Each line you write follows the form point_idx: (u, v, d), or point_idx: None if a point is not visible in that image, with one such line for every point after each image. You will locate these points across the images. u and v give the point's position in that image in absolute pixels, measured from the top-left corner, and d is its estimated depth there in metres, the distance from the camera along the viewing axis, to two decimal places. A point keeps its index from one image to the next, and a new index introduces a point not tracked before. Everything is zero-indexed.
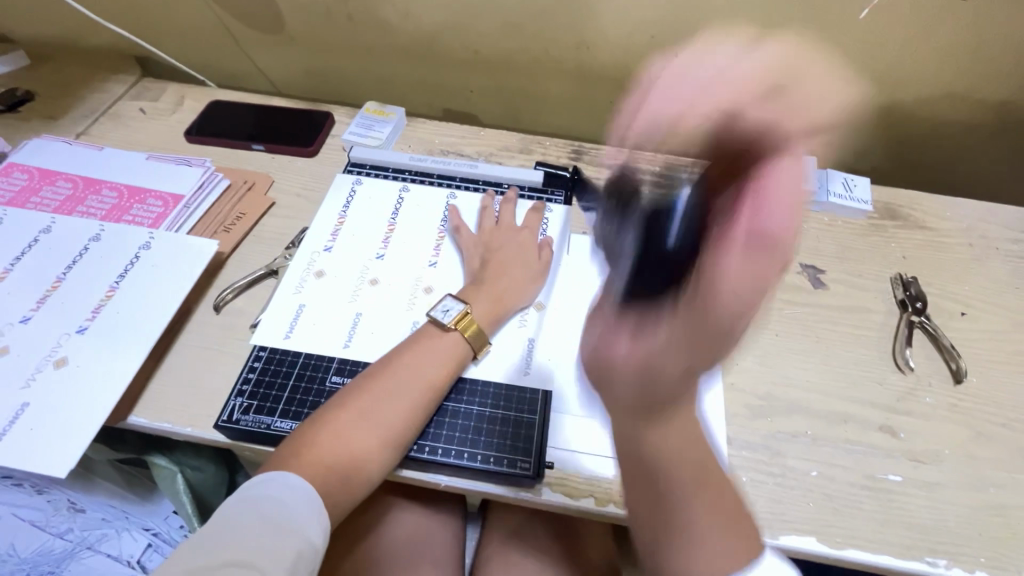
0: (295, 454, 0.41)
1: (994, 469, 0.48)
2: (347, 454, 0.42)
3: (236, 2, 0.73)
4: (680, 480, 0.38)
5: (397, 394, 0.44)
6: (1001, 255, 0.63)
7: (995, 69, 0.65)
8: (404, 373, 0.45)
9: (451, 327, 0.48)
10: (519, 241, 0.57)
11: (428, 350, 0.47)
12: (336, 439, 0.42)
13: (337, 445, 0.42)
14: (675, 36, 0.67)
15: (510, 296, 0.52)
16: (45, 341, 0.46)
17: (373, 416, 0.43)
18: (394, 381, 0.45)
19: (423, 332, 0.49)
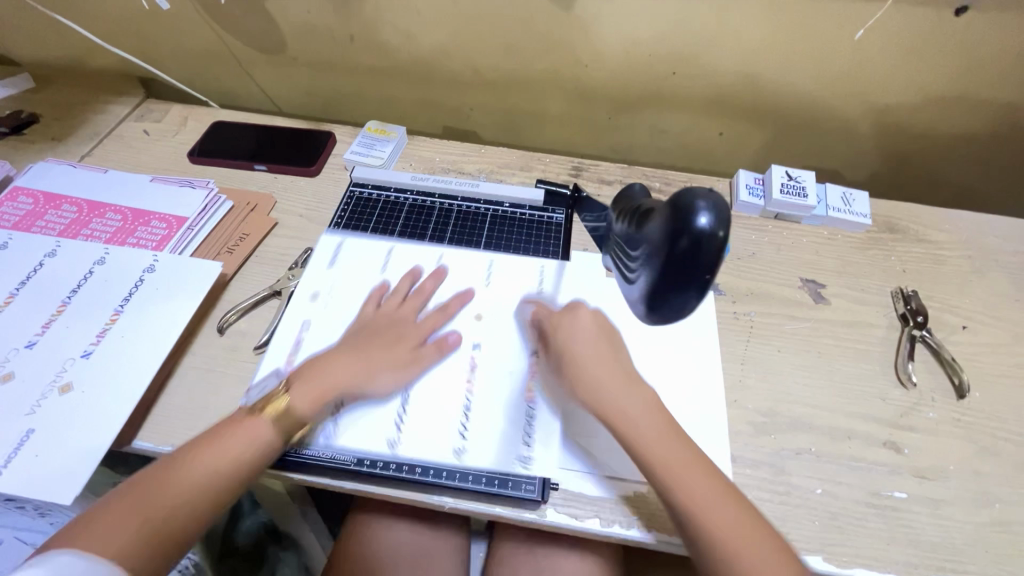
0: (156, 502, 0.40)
1: (999, 485, 0.48)
2: (156, 521, 0.39)
3: (239, 24, 0.74)
4: (700, 512, 0.40)
5: (234, 460, 0.42)
6: (1000, 267, 0.64)
7: (991, 83, 0.65)
8: (237, 434, 0.43)
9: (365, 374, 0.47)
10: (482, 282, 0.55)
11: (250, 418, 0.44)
12: (138, 500, 0.39)
13: (156, 507, 0.39)
14: (672, 55, 0.68)
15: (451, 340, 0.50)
16: (50, 366, 0.47)
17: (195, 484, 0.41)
18: (230, 444, 0.43)
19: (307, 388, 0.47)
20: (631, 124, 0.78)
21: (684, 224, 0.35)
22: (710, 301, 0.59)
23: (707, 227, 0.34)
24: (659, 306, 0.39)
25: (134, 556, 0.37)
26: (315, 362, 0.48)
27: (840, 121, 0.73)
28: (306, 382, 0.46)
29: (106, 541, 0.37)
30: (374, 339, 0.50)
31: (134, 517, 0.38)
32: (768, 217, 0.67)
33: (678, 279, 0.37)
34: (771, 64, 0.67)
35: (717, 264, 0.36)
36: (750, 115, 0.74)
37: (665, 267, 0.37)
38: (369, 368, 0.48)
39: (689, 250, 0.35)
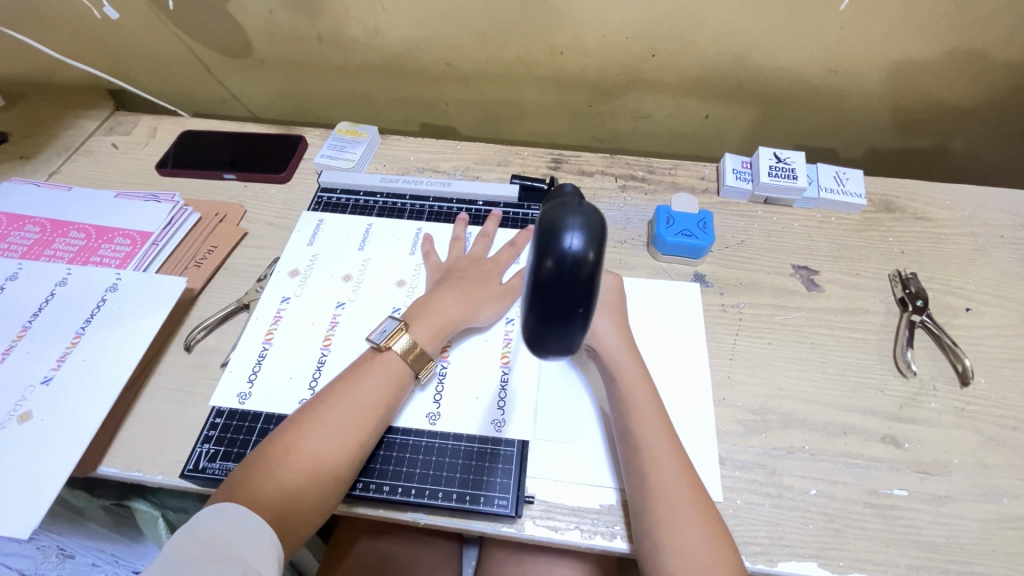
0: (237, 487, 0.38)
1: (1007, 477, 0.45)
2: (310, 477, 0.39)
3: (202, 30, 0.72)
4: (668, 513, 0.39)
5: (367, 411, 0.42)
6: (1006, 244, 0.60)
7: (992, 48, 0.61)
8: (366, 384, 0.43)
9: (387, 346, 0.46)
10: (486, 266, 0.54)
11: (383, 362, 0.45)
12: (281, 459, 0.39)
13: (301, 465, 0.39)
14: (649, 36, 0.65)
15: (459, 313, 0.49)
16: (10, 394, 0.45)
17: (335, 437, 0.41)
18: (361, 393, 0.43)
19: (366, 356, 0.46)
20: (613, 111, 0.75)
21: (548, 244, 0.27)
22: (696, 294, 0.56)
23: (576, 249, 0.26)
24: (537, 350, 0.28)
25: (290, 511, 0.38)
26: (425, 301, 0.50)
27: (832, 96, 0.69)
28: (424, 320, 0.48)
29: (264, 502, 0.38)
30: (469, 277, 0.52)
31: (279, 476, 0.39)
32: (758, 201, 0.64)
33: (550, 315, 0.27)
34: (755, 40, 0.64)
35: (593, 295, 0.27)
36: (736, 96, 0.71)
37: (535, 299, 0.27)
38: (474, 303, 0.50)
39: (553, 280, 0.26)
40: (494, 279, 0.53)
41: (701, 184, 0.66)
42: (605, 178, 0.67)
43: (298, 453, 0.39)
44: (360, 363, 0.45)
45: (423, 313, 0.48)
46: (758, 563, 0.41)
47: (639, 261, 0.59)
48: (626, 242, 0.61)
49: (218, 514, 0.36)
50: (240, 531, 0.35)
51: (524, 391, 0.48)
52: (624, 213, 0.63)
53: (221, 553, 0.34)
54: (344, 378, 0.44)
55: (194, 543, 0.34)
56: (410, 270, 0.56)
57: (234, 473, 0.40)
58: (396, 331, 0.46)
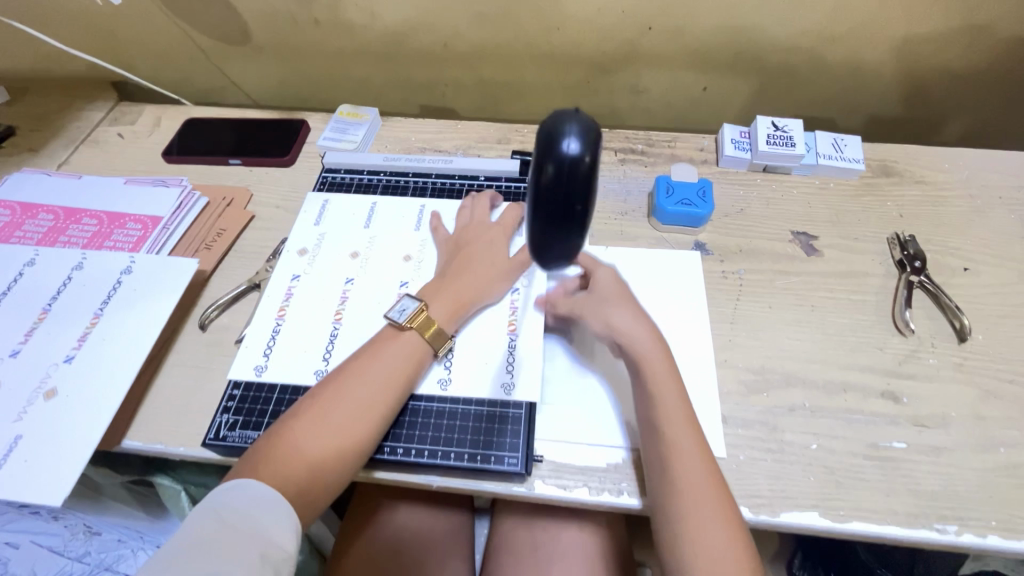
0: (263, 461, 0.40)
1: (1003, 428, 0.46)
2: (332, 452, 0.41)
3: (201, 17, 0.72)
4: (687, 488, 0.39)
5: (385, 389, 0.44)
6: (1004, 204, 0.61)
7: (990, 8, 0.61)
8: (385, 361, 0.45)
9: (406, 326, 0.47)
10: (494, 238, 0.55)
11: (400, 341, 0.46)
12: (305, 435, 0.41)
13: (323, 442, 0.41)
14: (646, 9, 0.65)
15: (473, 291, 0.50)
16: (34, 373, 0.47)
17: (356, 415, 0.42)
18: (380, 371, 0.44)
19: (384, 334, 0.47)
20: (611, 86, 0.75)
21: (549, 150, 0.28)
22: (696, 262, 0.57)
23: (575, 153, 0.27)
24: (542, 250, 0.30)
25: (316, 485, 0.40)
26: (441, 280, 0.51)
27: (829, 64, 0.70)
28: (440, 298, 0.49)
29: (290, 476, 0.39)
30: (481, 253, 0.53)
31: (302, 452, 0.40)
32: (757, 170, 0.65)
33: (553, 216, 0.28)
34: (751, 9, 0.64)
35: (592, 196, 0.29)
36: (734, 66, 0.71)
37: (537, 203, 0.28)
38: (486, 279, 0.51)
39: (554, 184, 0.28)
40: (506, 253, 0.53)
41: (700, 155, 0.67)
42: (605, 152, 0.68)
43: (320, 430, 0.41)
44: (377, 342, 0.47)
45: (439, 292, 0.50)
46: (760, 514, 0.42)
47: (641, 232, 0.60)
48: (627, 213, 0.62)
49: (241, 492, 0.37)
50: (263, 507, 0.37)
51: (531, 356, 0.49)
52: (625, 186, 0.64)
53: (245, 529, 0.35)
54: (362, 358, 0.45)
55: (218, 518, 0.36)
56: (416, 246, 0.57)
57: (258, 446, 0.41)
58: (415, 312, 0.48)
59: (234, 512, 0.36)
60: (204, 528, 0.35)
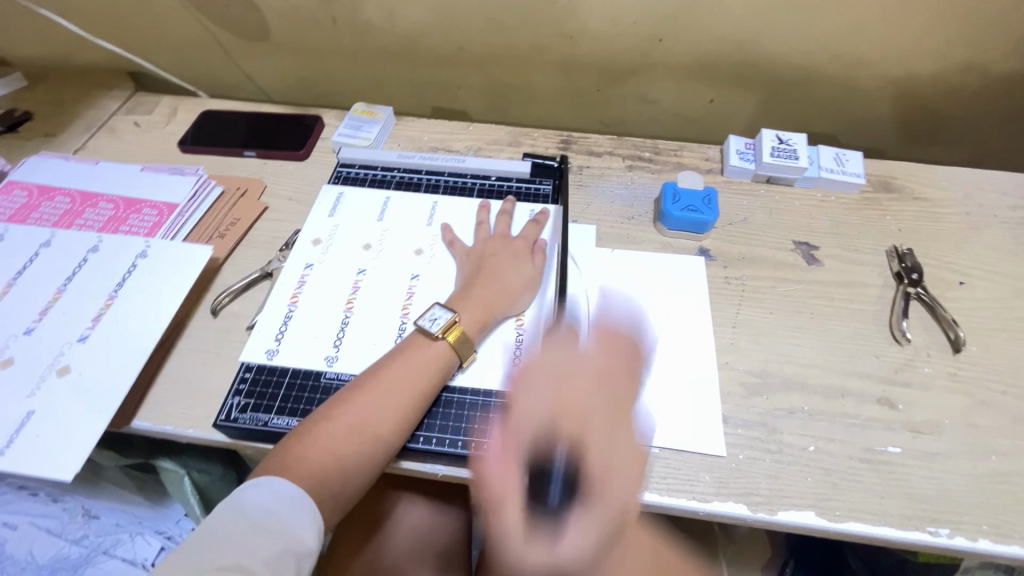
0: (293, 462, 0.40)
1: (996, 437, 0.47)
2: (364, 453, 0.42)
3: (222, 12, 0.74)
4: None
5: (416, 389, 0.45)
6: (1000, 223, 0.62)
7: (988, 33, 0.63)
8: (415, 369, 0.46)
9: (440, 336, 0.47)
10: (513, 249, 0.55)
11: (428, 348, 0.47)
12: (336, 436, 0.41)
13: (355, 442, 0.42)
14: (658, 21, 0.67)
15: (500, 304, 0.51)
16: (48, 351, 0.47)
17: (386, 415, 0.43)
18: (412, 377, 0.45)
19: (414, 340, 0.48)
20: (620, 95, 0.77)
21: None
22: (700, 268, 0.58)
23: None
24: None
25: (343, 488, 0.41)
26: (467, 288, 0.51)
27: (832, 82, 0.72)
28: (469, 309, 0.50)
29: (321, 478, 0.40)
30: (505, 264, 0.54)
31: (332, 453, 0.41)
32: (760, 181, 0.67)
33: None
34: (759, 25, 0.66)
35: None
36: (740, 81, 0.73)
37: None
38: (511, 293, 0.52)
39: None
40: (526, 262, 0.55)
41: (706, 165, 0.69)
42: (613, 158, 0.69)
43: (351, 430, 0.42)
44: (405, 346, 0.47)
45: (467, 300, 0.50)
46: (758, 512, 0.43)
47: (647, 236, 0.61)
48: (634, 218, 0.63)
49: (261, 489, 0.38)
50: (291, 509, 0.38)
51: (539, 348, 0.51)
52: (632, 192, 0.66)
53: (267, 533, 0.36)
54: (390, 360, 0.46)
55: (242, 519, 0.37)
56: (431, 243, 0.58)
57: (286, 445, 0.41)
58: (449, 324, 0.48)
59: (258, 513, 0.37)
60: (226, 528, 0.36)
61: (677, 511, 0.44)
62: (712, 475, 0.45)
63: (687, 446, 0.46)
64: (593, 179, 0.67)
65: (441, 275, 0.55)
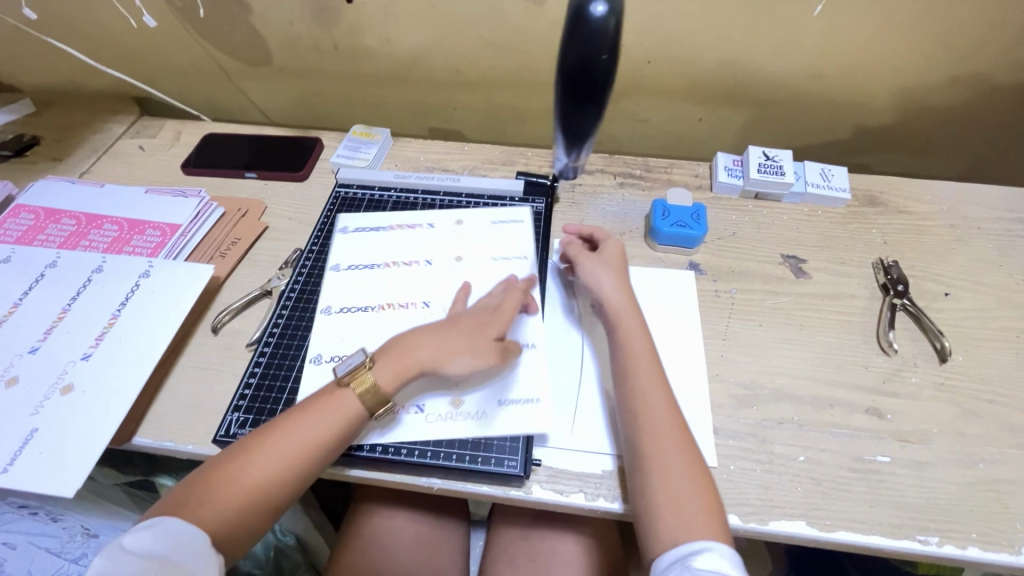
0: (184, 504, 0.40)
1: (983, 445, 0.48)
2: (274, 477, 0.42)
3: (227, 40, 0.76)
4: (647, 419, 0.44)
5: (329, 429, 0.43)
6: (983, 235, 0.64)
7: (963, 51, 0.66)
8: (321, 417, 0.44)
9: (346, 386, 0.45)
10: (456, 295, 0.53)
11: (338, 398, 0.45)
12: (226, 485, 0.41)
13: (252, 480, 0.41)
14: (646, 43, 0.69)
15: (423, 353, 0.47)
16: (52, 369, 0.49)
17: (289, 454, 0.42)
18: (313, 429, 0.43)
19: (327, 388, 0.46)
20: (611, 114, 0.79)
21: (583, 18, 0.39)
22: (691, 281, 0.60)
23: (600, 17, 0.39)
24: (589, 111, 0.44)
25: (227, 540, 0.40)
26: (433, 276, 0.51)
27: (817, 100, 0.74)
28: (389, 358, 0.46)
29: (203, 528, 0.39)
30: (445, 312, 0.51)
31: (221, 501, 0.40)
32: (749, 197, 0.68)
33: (580, 97, 0.43)
34: (742, 46, 0.68)
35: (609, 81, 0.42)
36: (727, 100, 0.75)
37: (568, 84, 0.42)
38: (450, 347, 0.47)
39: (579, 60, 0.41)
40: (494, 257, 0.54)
41: (695, 181, 0.70)
42: (605, 176, 0.71)
43: (247, 466, 0.42)
44: (319, 394, 0.45)
45: (391, 344, 0.48)
46: (750, 522, 0.44)
47: (638, 251, 0.63)
48: (626, 234, 0.64)
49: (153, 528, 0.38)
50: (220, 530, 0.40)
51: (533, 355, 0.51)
52: (623, 208, 0.67)
53: (185, 563, 0.37)
54: (301, 408, 0.45)
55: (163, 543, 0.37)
56: (446, 259, 0.58)
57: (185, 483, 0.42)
58: (358, 370, 0.46)
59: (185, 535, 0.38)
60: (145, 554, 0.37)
61: None
62: None
63: None
64: (586, 196, 0.68)
65: (445, 288, 0.55)
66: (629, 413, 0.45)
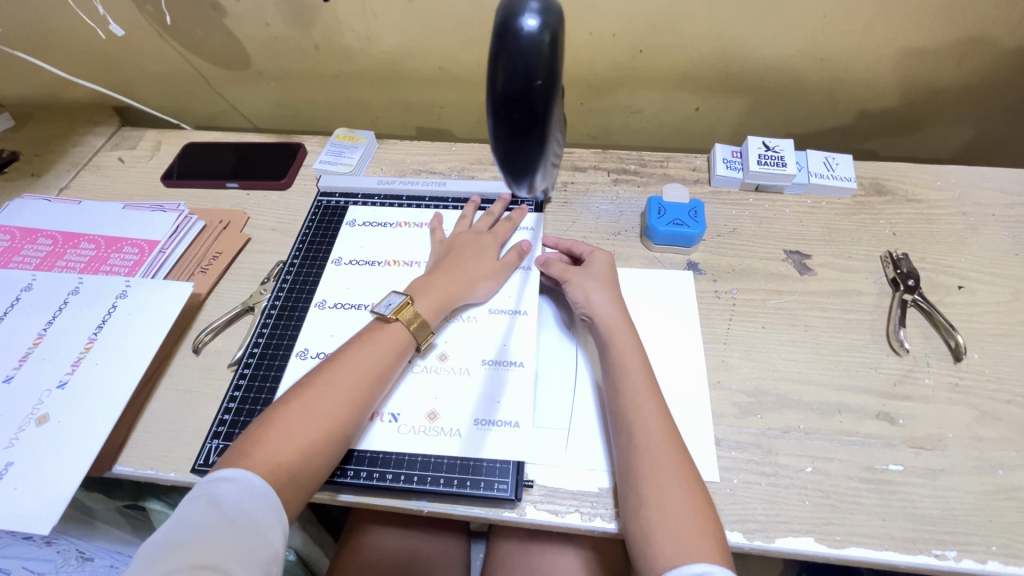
0: (249, 450, 0.39)
1: (1002, 450, 0.45)
2: (340, 406, 0.42)
3: (203, 45, 0.74)
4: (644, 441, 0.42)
5: (342, 404, 0.43)
6: (998, 222, 0.61)
7: (974, 29, 0.62)
8: (373, 348, 0.46)
9: (394, 317, 0.48)
10: (479, 241, 0.56)
11: (385, 330, 0.47)
12: (293, 420, 0.41)
13: (321, 409, 0.42)
14: (636, 33, 0.66)
15: (456, 288, 0.51)
16: (29, 398, 0.47)
17: (305, 432, 0.40)
18: (366, 361, 0.45)
19: (372, 325, 0.48)
20: (604, 107, 0.76)
21: (511, 33, 0.29)
22: (689, 283, 0.57)
23: (534, 32, 0.29)
24: (530, 147, 0.32)
25: (303, 471, 0.40)
26: (430, 276, 0.52)
27: (819, 85, 0.70)
28: (427, 293, 0.51)
29: (279, 463, 0.39)
30: (468, 254, 0.54)
31: (290, 437, 0.40)
32: (749, 189, 0.65)
33: (517, 131, 0.31)
34: (738, 32, 0.65)
35: (553, 113, 0.31)
36: (724, 89, 0.72)
37: (498, 115, 0.31)
38: (472, 280, 0.52)
39: (508, 79, 0.30)
40: (489, 252, 0.55)
41: (693, 175, 0.67)
42: (598, 173, 0.68)
43: (261, 453, 0.39)
44: (365, 331, 0.48)
45: (427, 285, 0.51)
46: (755, 539, 0.42)
47: (634, 252, 0.60)
48: (620, 234, 0.62)
49: (191, 515, 0.35)
50: (253, 501, 0.36)
51: (519, 367, 0.49)
52: (617, 206, 0.64)
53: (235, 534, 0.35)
54: (349, 344, 0.47)
55: (182, 536, 0.34)
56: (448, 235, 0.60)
57: (237, 442, 0.40)
58: (402, 305, 0.49)
59: (198, 525, 0.35)
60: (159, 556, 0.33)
61: None
62: None
63: None
64: (578, 195, 0.66)
65: None
66: (624, 435, 0.43)
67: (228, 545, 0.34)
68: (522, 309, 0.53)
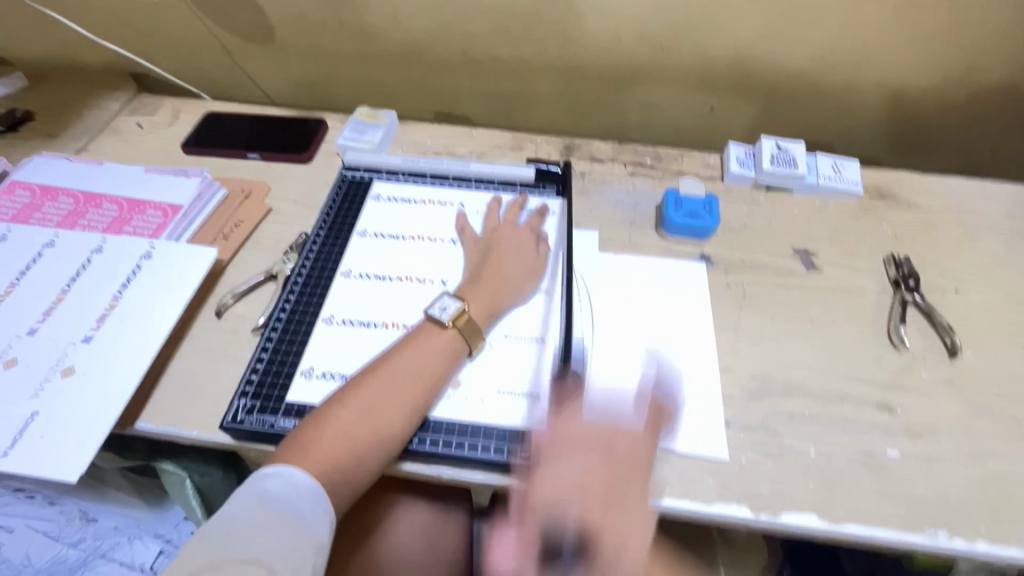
0: (304, 449, 0.40)
1: (992, 441, 0.48)
2: (395, 412, 0.43)
3: (230, 16, 0.74)
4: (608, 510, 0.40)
5: (401, 413, 0.43)
6: (993, 231, 0.64)
7: (980, 46, 0.65)
8: (426, 355, 0.46)
9: (450, 324, 0.48)
10: (520, 238, 0.56)
11: (439, 335, 0.47)
12: (349, 422, 0.41)
13: (376, 416, 0.42)
14: (661, 29, 0.68)
15: (501, 292, 0.52)
16: (53, 352, 0.47)
17: (359, 438, 0.41)
18: (421, 364, 0.45)
19: (424, 328, 0.48)
20: (622, 102, 0.78)
21: None
22: (702, 273, 0.59)
23: None
24: None
25: (357, 472, 0.41)
26: (474, 277, 0.52)
27: (831, 92, 0.73)
28: (474, 295, 0.51)
29: (335, 464, 0.40)
30: (509, 253, 0.55)
31: (347, 439, 0.41)
32: (760, 188, 0.68)
33: None
34: (759, 35, 0.67)
35: None
36: (740, 91, 0.74)
37: None
38: (516, 282, 0.53)
39: None
40: (532, 252, 0.56)
41: (706, 172, 0.70)
42: (615, 165, 0.70)
43: (318, 452, 0.40)
44: (417, 333, 0.48)
45: (474, 289, 0.51)
46: (761, 514, 0.44)
47: (648, 241, 0.62)
48: (636, 224, 0.64)
49: (243, 501, 0.37)
50: (299, 494, 0.38)
51: (541, 343, 0.51)
52: (634, 197, 0.66)
53: (279, 528, 0.36)
54: (402, 347, 0.47)
55: (232, 525, 0.36)
56: (472, 214, 0.61)
57: (292, 437, 0.41)
58: (456, 309, 0.49)
59: (247, 515, 0.36)
60: (212, 545, 0.35)
61: (682, 514, 0.44)
62: (715, 478, 0.46)
63: (690, 450, 0.47)
64: (596, 185, 0.67)
65: (458, 265, 0.56)
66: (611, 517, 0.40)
67: (279, 538, 0.36)
68: (546, 288, 0.55)
